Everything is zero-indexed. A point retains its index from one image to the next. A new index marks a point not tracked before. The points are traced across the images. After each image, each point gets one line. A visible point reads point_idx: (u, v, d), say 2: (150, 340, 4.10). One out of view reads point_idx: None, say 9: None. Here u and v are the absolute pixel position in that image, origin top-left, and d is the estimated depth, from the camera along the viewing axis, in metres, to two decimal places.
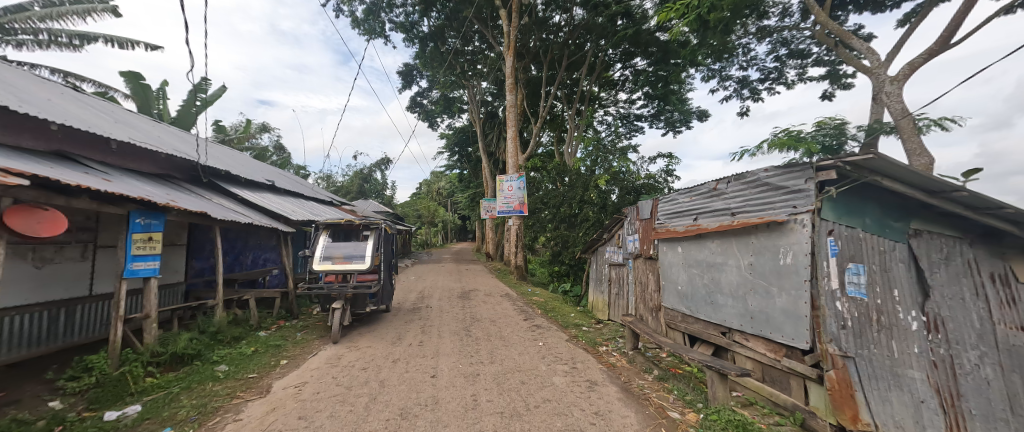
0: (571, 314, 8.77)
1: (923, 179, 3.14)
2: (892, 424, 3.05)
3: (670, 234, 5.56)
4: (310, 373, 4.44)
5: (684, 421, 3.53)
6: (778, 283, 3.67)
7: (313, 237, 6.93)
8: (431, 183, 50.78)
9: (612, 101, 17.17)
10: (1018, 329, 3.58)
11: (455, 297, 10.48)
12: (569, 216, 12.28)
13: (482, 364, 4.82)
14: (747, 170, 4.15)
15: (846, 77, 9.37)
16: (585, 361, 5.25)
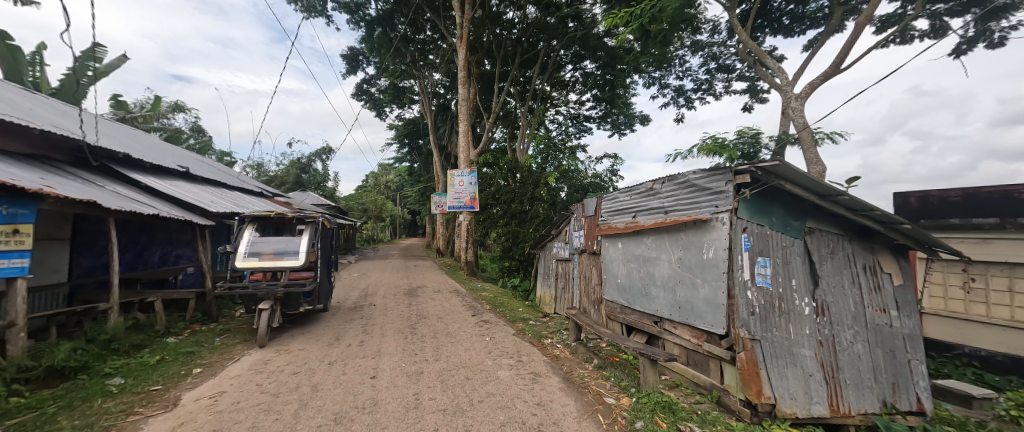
0: (519, 309, 8.93)
1: (817, 184, 3.66)
2: (788, 397, 3.53)
3: (612, 231, 5.91)
4: (230, 381, 4.02)
5: (618, 405, 3.77)
6: (702, 275, 4.07)
7: (236, 231, 6.29)
8: (377, 176, 48.54)
9: (562, 101, 17.64)
10: (882, 311, 4.33)
11: (402, 294, 10.14)
12: (519, 212, 12.49)
13: (426, 362, 4.72)
14: (679, 172, 4.52)
15: (762, 92, 10.60)
16: (530, 353, 5.40)
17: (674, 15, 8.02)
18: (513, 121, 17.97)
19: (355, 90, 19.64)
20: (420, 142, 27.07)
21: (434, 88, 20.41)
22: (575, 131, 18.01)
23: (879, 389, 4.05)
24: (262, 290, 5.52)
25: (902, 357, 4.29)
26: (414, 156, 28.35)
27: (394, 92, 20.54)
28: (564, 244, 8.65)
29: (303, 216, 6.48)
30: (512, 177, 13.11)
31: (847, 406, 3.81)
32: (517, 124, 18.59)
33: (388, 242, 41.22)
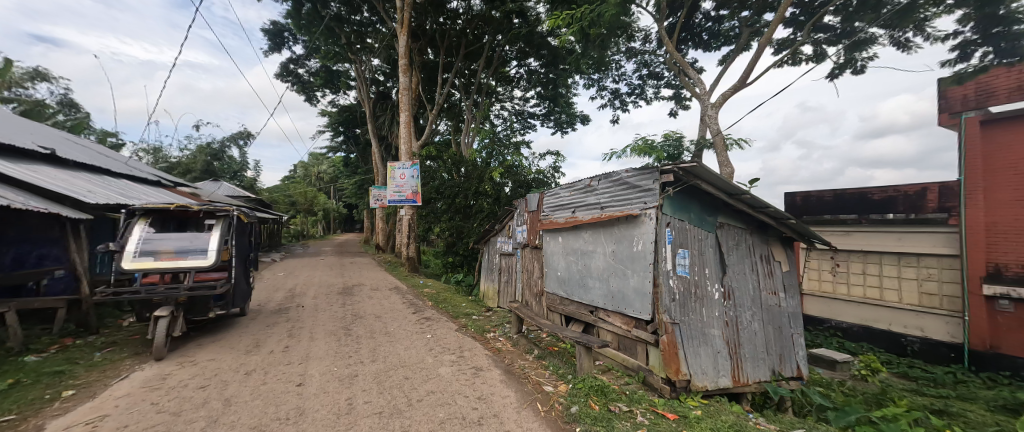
0: (463, 304, 8.85)
1: (727, 183, 4.14)
2: (700, 372, 3.99)
3: (553, 226, 6.13)
4: (114, 402, 3.41)
5: (556, 392, 3.94)
6: (632, 266, 4.40)
7: (123, 228, 5.34)
8: (307, 165, 44.57)
9: (507, 97, 17.61)
10: (774, 293, 5.06)
11: (335, 293, 9.46)
12: (463, 207, 12.31)
13: (361, 364, 4.46)
14: (614, 170, 4.82)
15: (686, 100, 11.67)
16: (471, 348, 5.40)
17: (612, 21, 8.41)
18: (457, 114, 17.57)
19: (280, 70, 17.70)
20: (357, 131, 25.30)
21: (372, 74, 19.19)
22: (520, 128, 18.15)
23: (769, 360, 4.75)
24: (159, 295, 4.76)
25: (787, 331, 5.07)
26: (349, 145, 26.43)
27: (326, 76, 18.91)
28: (507, 238, 8.71)
29: (214, 209, 5.76)
30: (457, 171, 12.85)
31: (745, 376, 4.42)
32: (460, 117, 18.23)
33: (318, 237, 38.22)
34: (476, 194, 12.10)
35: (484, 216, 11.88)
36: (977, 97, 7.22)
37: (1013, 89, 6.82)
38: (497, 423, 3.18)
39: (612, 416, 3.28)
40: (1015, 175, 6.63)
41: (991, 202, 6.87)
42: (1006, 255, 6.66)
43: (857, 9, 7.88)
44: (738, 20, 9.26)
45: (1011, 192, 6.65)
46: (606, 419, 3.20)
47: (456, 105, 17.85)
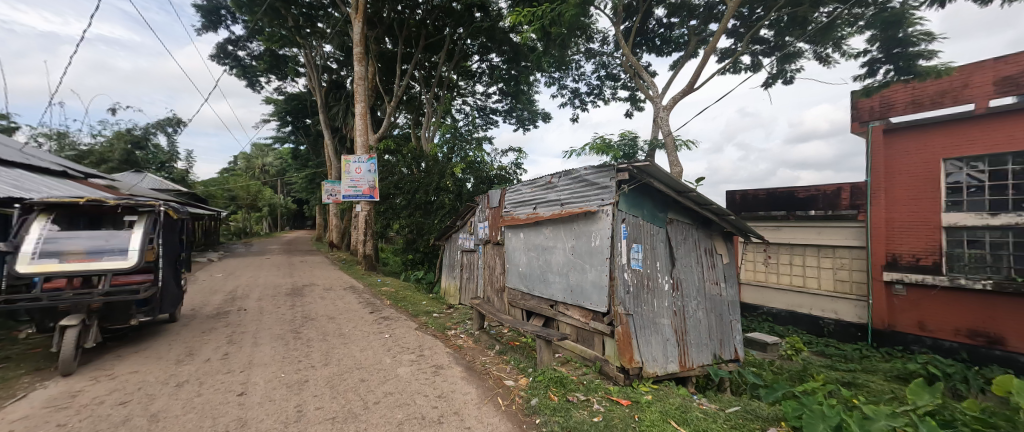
0: (424, 302, 8.65)
1: (675, 181, 4.41)
2: (651, 359, 4.25)
3: (515, 221, 6.16)
4: (7, 426, 2.94)
5: (516, 386, 3.99)
6: (590, 261, 4.55)
7: (17, 225, 4.59)
8: (250, 157, 41.10)
9: (469, 92, 17.36)
10: (715, 283, 5.47)
11: (283, 294, 8.84)
12: (424, 202, 12.02)
13: (312, 369, 4.22)
14: (573, 167, 4.93)
15: (641, 102, 12.18)
16: (432, 346, 5.31)
17: (572, 22, 8.51)
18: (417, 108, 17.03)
19: (216, 51, 16.03)
20: (308, 121, 23.71)
21: (324, 61, 18.03)
22: (482, 123, 17.94)
23: (711, 345, 5.15)
24: (66, 302, 4.13)
25: (727, 318, 5.52)
26: (299, 137, 24.66)
27: (271, 60, 17.46)
28: (469, 235, 8.62)
29: (136, 204, 5.10)
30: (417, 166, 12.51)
31: (690, 361, 4.76)
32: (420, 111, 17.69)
33: (263, 235, 35.50)
34: (438, 190, 11.91)
35: (445, 212, 11.66)
36: (881, 108, 8.26)
37: (908, 103, 7.91)
38: (457, 420, 3.16)
39: (570, 405, 3.38)
40: (910, 178, 7.82)
41: (890, 202, 8.04)
42: (902, 246, 7.84)
43: (788, 25, 8.68)
44: (687, 28, 9.79)
45: (906, 192, 7.83)
46: (564, 409, 3.30)
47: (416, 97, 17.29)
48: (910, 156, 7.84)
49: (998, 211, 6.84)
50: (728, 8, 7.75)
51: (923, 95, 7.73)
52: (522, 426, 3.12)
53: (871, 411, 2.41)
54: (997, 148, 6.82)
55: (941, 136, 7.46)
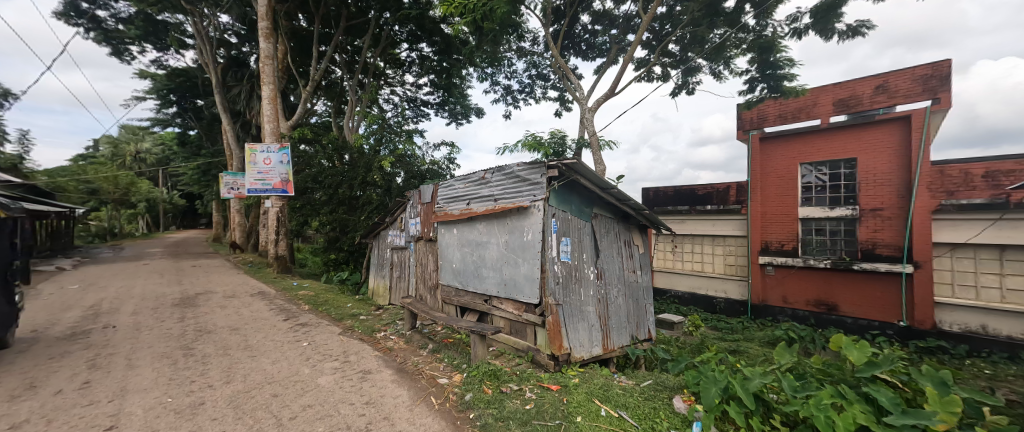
0: (350, 304, 8.05)
1: (598, 178, 4.74)
2: (578, 345, 4.56)
3: (447, 217, 6.01)
4: None
5: (450, 383, 3.95)
6: (522, 255, 4.68)
7: None
8: (118, 141, 33.98)
9: (396, 81, 16.13)
10: (634, 271, 5.99)
11: (171, 305, 7.51)
12: (348, 196, 10.92)
13: (209, 389, 3.64)
14: (506, 163, 5.01)
15: (569, 103, 12.12)
16: (359, 351, 5.01)
17: (504, 19, 8.43)
18: (340, 95, 15.64)
19: (62, 7, 12.73)
20: (198, 102, 20.29)
21: (220, 33, 15.57)
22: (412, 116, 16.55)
23: (630, 327, 5.66)
24: None
25: (644, 302, 6.09)
26: (187, 120, 21.07)
27: (146, 26, 14.50)
28: (400, 231, 8.16)
29: None
30: (339, 158, 11.44)
31: (612, 343, 5.19)
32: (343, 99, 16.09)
33: (139, 236, 29.68)
34: (363, 185, 10.93)
35: (372, 208, 10.73)
36: (757, 120, 9.86)
37: (776, 116, 9.57)
38: (387, 425, 3.02)
39: (504, 396, 3.46)
40: (777, 179, 9.52)
41: (764, 197, 9.69)
42: (773, 235, 9.52)
43: (690, 42, 9.08)
44: (608, 36, 10.28)
45: (775, 189, 9.53)
46: (498, 401, 3.37)
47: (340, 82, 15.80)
48: (777, 160, 9.53)
49: (835, 205, 8.67)
50: (643, 20, 8.39)
51: (786, 110, 9.40)
52: (456, 423, 3.10)
53: (750, 372, 2.88)
54: (833, 155, 8.69)
55: (797, 145, 9.22)
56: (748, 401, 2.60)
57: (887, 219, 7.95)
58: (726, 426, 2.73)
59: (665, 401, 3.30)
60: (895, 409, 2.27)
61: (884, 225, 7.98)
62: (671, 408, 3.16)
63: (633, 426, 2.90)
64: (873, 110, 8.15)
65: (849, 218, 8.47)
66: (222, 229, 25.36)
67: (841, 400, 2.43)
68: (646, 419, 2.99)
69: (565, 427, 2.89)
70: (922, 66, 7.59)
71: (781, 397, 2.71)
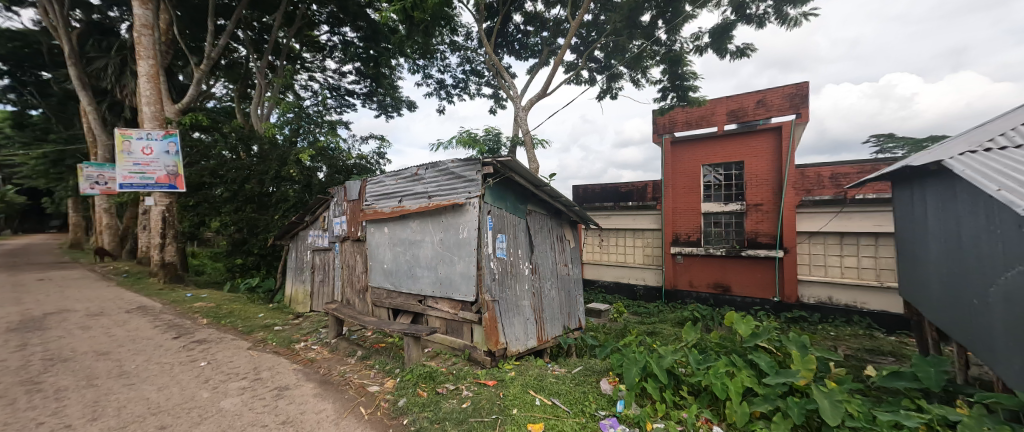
0: (264, 315, 7.18)
1: (531, 175, 4.90)
2: (514, 339, 4.68)
3: (377, 215, 5.66)
4: None
5: (381, 390, 3.77)
6: (458, 253, 4.65)
7: None
8: None
9: (317, 68, 13.89)
10: (566, 265, 6.26)
11: (11, 328, 5.98)
12: (261, 193, 9.65)
13: (69, 429, 2.98)
14: (440, 160, 4.93)
15: (503, 101, 11.10)
16: (274, 366, 4.52)
17: (436, 11, 7.93)
18: (244, 78, 12.85)
19: None
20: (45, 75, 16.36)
21: None
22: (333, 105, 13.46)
23: (563, 318, 5.94)
24: None
25: (576, 293, 6.41)
26: (25, 96, 16.77)
27: None
28: (322, 232, 7.48)
29: None
30: (245, 150, 9.91)
31: (545, 335, 5.40)
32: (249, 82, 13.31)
33: None
34: (277, 181, 9.68)
35: (289, 206, 9.58)
36: (668, 125, 10.95)
37: (684, 123, 10.72)
38: None
39: (439, 398, 3.40)
40: (684, 178, 10.75)
41: (674, 194, 10.88)
42: (681, 227, 10.73)
43: (612, 51, 9.52)
44: (540, 38, 10.22)
45: (681, 187, 10.77)
46: (433, 403, 3.30)
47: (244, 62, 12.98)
48: (683, 161, 10.76)
49: (728, 201, 10.09)
50: (571, 26, 8.70)
51: (691, 117, 10.60)
52: None
53: (663, 351, 3.23)
54: (725, 158, 10.10)
55: (699, 149, 10.52)
56: (663, 376, 2.92)
57: (765, 212, 9.48)
58: (645, 401, 3.03)
59: (593, 385, 3.53)
60: (771, 371, 2.75)
61: (763, 217, 9.49)
62: (599, 390, 3.40)
63: (565, 412, 3.07)
64: (756, 120, 9.60)
65: (739, 212, 9.91)
66: (83, 232, 20.75)
67: (733, 368, 2.86)
68: (577, 403, 3.18)
69: (502, 422, 2.95)
70: (789, 86, 9.17)
71: (687, 370, 3.10)
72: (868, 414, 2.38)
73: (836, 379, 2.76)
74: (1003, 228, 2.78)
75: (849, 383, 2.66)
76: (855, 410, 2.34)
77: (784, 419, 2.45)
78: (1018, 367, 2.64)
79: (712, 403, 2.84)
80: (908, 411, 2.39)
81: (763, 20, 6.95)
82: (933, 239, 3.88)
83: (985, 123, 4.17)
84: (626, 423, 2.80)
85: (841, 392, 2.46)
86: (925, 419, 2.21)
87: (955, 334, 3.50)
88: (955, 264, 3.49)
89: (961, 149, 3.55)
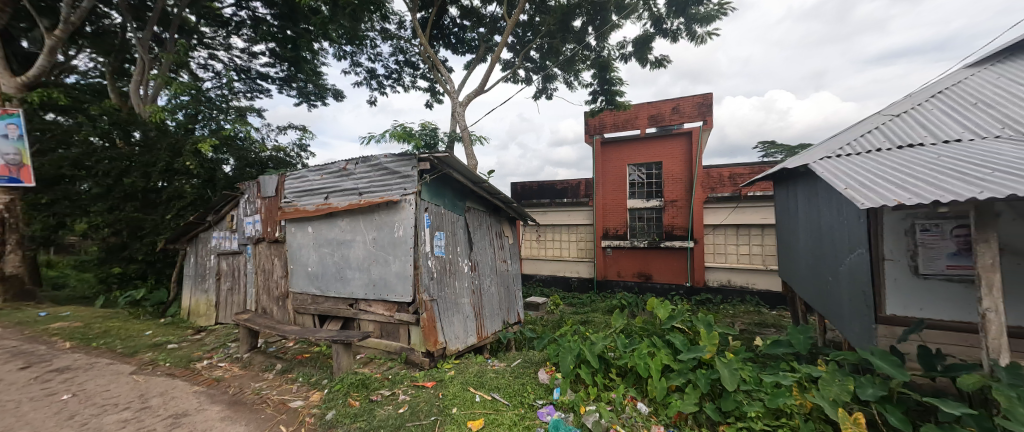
0: (153, 333, 6.08)
1: (469, 172, 4.88)
2: (453, 338, 4.63)
3: (298, 214, 5.12)
4: None
5: (306, 405, 3.48)
6: (393, 252, 4.46)
7: None
8: None
9: (221, 46, 10.85)
10: (505, 261, 6.33)
11: None
12: (147, 189, 7.96)
13: None
14: (372, 154, 4.68)
15: (440, 96, 10.64)
16: (167, 391, 3.87)
17: None
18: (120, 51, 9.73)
19: None
20: None
21: None
22: (241, 90, 11.31)
23: (503, 314, 6.00)
24: None
25: (514, 288, 6.52)
26: None
27: None
28: (230, 234, 6.60)
29: None
30: (122, 136, 8.05)
31: (485, 331, 5.40)
32: (127, 56, 10.12)
33: None
34: (167, 175, 8.05)
35: (185, 205, 8.09)
36: (599, 127, 11.63)
37: (612, 125, 11.46)
38: None
39: (373, 406, 3.25)
40: (612, 176, 11.53)
41: (603, 192, 11.60)
42: (610, 222, 11.47)
43: (546, 53, 9.70)
44: (476, 34, 9.93)
45: (609, 185, 11.54)
46: (366, 412, 3.14)
47: (119, 31, 9.83)
48: (611, 161, 11.55)
49: (649, 198, 11.07)
50: (507, 25, 8.68)
51: (618, 120, 11.37)
52: None
53: (595, 338, 3.46)
54: (644, 159, 11.09)
55: (624, 150, 11.38)
56: (595, 361, 3.13)
57: (679, 208, 10.55)
58: (579, 386, 3.21)
59: (531, 376, 3.64)
60: (684, 348, 3.10)
61: (678, 213, 10.55)
62: (536, 381, 3.51)
63: (505, 405, 3.13)
64: (671, 125, 10.64)
65: (658, 208, 10.93)
66: None
67: (655, 349, 3.17)
68: (516, 395, 3.26)
69: (441, 423, 2.92)
70: (697, 96, 10.32)
71: (616, 354, 3.36)
72: (756, 377, 2.83)
73: (734, 350, 3.22)
74: (848, 220, 3.48)
75: (743, 353, 3.13)
76: (747, 375, 2.77)
77: (694, 389, 2.79)
78: (859, 330, 3.34)
79: (636, 382, 3.11)
80: (785, 372, 2.89)
81: (677, 36, 7.69)
82: (803, 230, 4.70)
83: (837, 134, 5.14)
84: (562, 409, 2.96)
85: (738, 361, 2.89)
86: (797, 377, 2.69)
87: (817, 306, 4.30)
88: (817, 249, 4.28)
89: (822, 155, 4.34)
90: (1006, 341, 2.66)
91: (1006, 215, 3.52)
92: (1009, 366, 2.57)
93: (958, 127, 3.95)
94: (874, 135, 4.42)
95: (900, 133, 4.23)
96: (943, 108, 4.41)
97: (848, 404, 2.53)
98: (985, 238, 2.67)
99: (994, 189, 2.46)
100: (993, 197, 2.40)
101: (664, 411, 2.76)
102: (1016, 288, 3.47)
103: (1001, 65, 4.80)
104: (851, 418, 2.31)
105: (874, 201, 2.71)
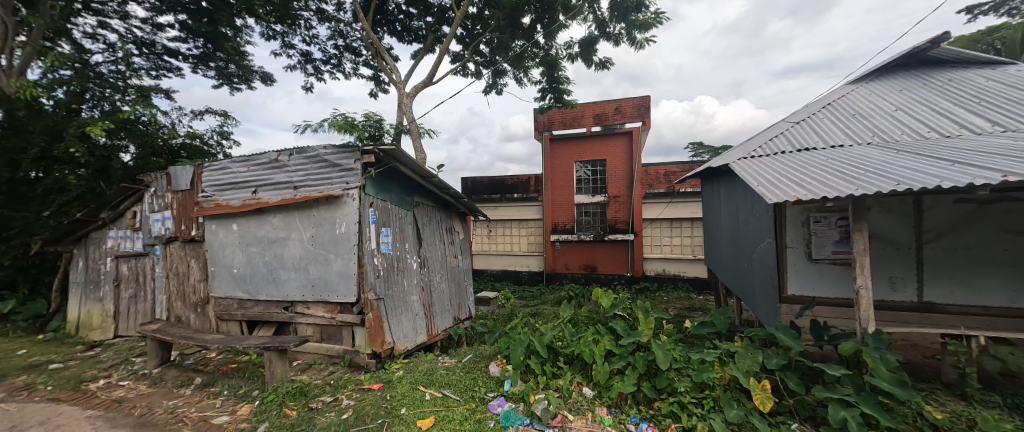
0: (28, 353, 5.08)
1: (417, 166, 4.73)
2: (401, 336, 4.50)
3: (221, 210, 4.59)
4: None
5: (233, 420, 3.17)
6: (334, 249, 4.18)
7: None
8: None
9: (116, 13, 9.00)
10: (454, 257, 6.22)
11: None
12: (16, 180, 6.59)
13: None
14: (309, 145, 4.31)
15: (385, 85, 10.05)
16: (50, 419, 3.28)
17: None
18: None
19: None
20: None
21: None
22: (143, 67, 9.67)
23: (453, 310, 5.92)
24: None
25: (464, 284, 6.45)
26: None
27: None
28: (132, 233, 5.70)
29: None
30: None
31: (434, 328, 5.28)
32: None
33: None
34: (43, 164, 6.74)
35: (70, 200, 6.82)
36: (548, 123, 11.84)
37: (560, 122, 11.75)
38: None
39: (313, 414, 3.06)
40: (560, 172, 11.85)
41: (552, 187, 11.89)
42: (558, 216, 11.81)
43: (496, 48, 9.57)
44: (424, 23, 9.46)
45: (558, 180, 11.87)
46: (305, 421, 2.95)
47: None
48: (559, 157, 11.87)
49: (595, 194, 11.57)
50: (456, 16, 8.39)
51: (566, 117, 11.67)
52: None
53: (545, 329, 3.56)
54: (589, 155, 11.56)
55: (571, 146, 11.75)
56: (544, 351, 3.24)
57: (621, 203, 11.18)
58: (529, 377, 3.29)
59: (483, 370, 3.66)
60: (624, 334, 3.32)
61: (620, 207, 11.19)
62: (487, 375, 3.54)
63: (455, 401, 3.12)
64: (614, 124, 11.17)
65: (602, 203, 11.47)
66: None
67: (601, 337, 3.33)
68: (467, 390, 3.26)
69: (390, 424, 2.83)
70: (637, 98, 10.90)
71: (564, 343, 3.50)
72: (685, 355, 3.12)
73: (667, 333, 3.53)
74: (759, 215, 3.96)
75: (674, 335, 3.44)
76: (679, 355, 3.05)
77: (633, 370, 3.01)
78: (767, 310, 3.82)
79: (582, 368, 3.27)
80: (709, 349, 3.23)
81: (619, 40, 8.02)
82: (724, 222, 5.23)
83: (752, 138, 5.76)
84: (512, 399, 3.04)
85: (670, 343, 3.16)
86: (718, 353, 3.01)
87: (735, 291, 4.85)
88: (736, 239, 4.79)
89: (739, 156, 4.84)
90: (872, 313, 3.22)
91: (875, 210, 4.22)
92: (874, 332, 3.11)
93: (842, 133, 4.63)
94: (780, 138, 5.04)
95: (800, 138, 4.86)
96: (832, 117, 5.14)
97: (758, 374, 2.90)
98: (859, 229, 3.19)
99: (867, 187, 2.93)
100: (866, 194, 2.86)
101: (608, 393, 2.95)
102: (881, 269, 4.22)
103: (874, 83, 5.70)
104: (760, 386, 2.67)
105: (779, 197, 3.09)
